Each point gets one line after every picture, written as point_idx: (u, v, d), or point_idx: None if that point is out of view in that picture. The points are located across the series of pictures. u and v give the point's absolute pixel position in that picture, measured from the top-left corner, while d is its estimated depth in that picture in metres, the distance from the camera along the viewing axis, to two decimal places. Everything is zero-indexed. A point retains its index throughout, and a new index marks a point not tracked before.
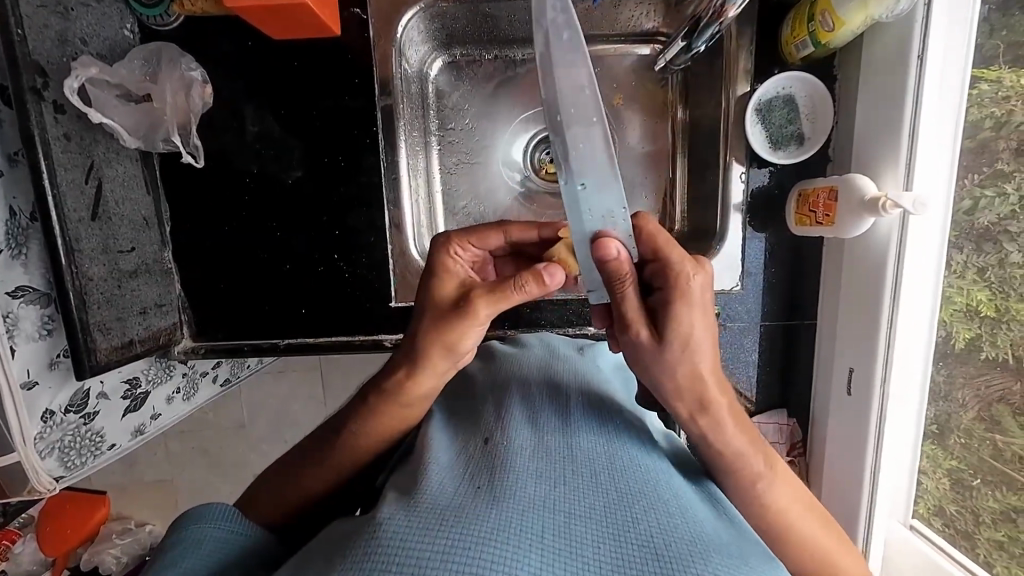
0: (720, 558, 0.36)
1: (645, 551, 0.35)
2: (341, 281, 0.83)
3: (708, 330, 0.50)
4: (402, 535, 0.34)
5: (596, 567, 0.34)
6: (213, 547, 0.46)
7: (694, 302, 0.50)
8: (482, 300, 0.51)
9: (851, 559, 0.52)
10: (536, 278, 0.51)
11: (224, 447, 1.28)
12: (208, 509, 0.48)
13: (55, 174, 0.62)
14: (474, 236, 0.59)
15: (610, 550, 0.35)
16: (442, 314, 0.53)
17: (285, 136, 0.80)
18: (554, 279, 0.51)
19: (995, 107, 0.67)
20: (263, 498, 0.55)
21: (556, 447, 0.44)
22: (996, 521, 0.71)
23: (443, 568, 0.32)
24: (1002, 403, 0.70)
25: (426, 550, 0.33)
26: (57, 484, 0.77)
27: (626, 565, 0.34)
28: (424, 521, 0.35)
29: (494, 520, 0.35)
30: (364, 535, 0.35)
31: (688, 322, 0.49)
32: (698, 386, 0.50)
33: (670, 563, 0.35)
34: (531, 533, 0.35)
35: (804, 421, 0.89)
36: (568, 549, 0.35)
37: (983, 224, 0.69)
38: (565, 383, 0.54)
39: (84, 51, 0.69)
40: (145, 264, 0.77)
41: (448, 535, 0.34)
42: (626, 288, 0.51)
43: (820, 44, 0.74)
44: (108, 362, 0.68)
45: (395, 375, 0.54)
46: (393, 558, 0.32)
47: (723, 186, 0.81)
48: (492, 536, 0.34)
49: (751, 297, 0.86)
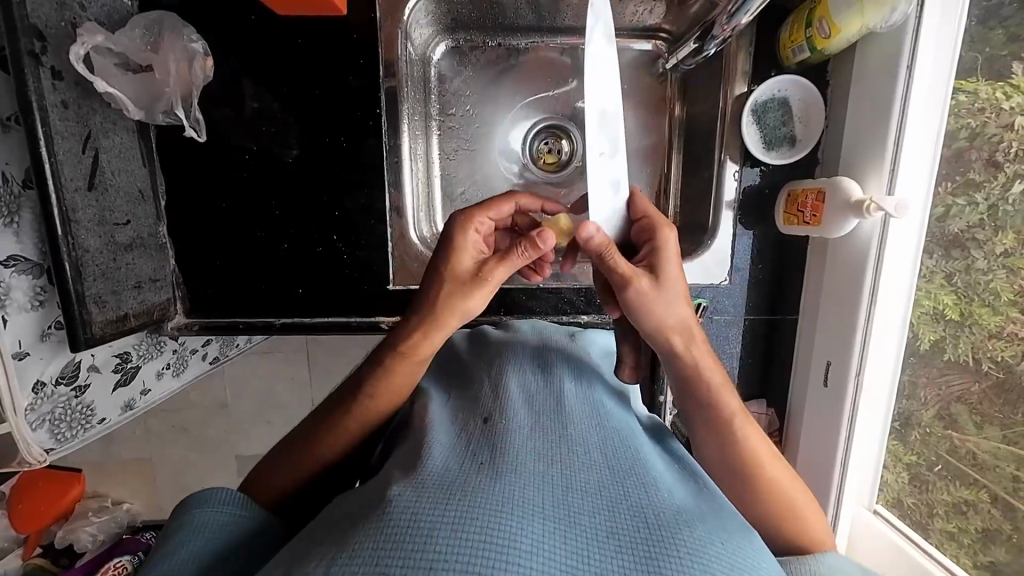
0: (706, 528, 0.38)
1: (637, 520, 0.38)
2: (338, 262, 0.83)
3: (675, 278, 0.56)
4: (408, 510, 0.35)
5: (593, 535, 0.36)
6: (217, 529, 0.46)
7: (667, 254, 0.57)
8: (496, 266, 0.55)
9: (818, 520, 0.54)
10: (534, 240, 0.55)
11: (208, 425, 1.27)
12: (214, 493, 0.49)
13: (53, 141, 0.60)
14: (492, 210, 0.60)
15: (604, 518, 0.37)
16: (456, 278, 0.55)
17: (285, 113, 0.79)
18: (547, 241, 0.56)
19: (970, 118, 0.71)
20: (258, 481, 0.56)
21: (552, 425, 0.46)
22: (949, 513, 0.76)
23: (450, 539, 0.33)
24: (962, 402, 0.75)
25: (433, 522, 0.34)
26: (48, 455, 0.76)
27: (619, 532, 0.36)
28: (429, 497, 0.36)
29: (497, 494, 0.37)
30: (372, 511, 0.36)
31: (669, 265, 0.57)
32: (681, 328, 0.55)
33: (661, 530, 0.37)
34: (530, 505, 0.37)
35: (781, 411, 0.93)
36: (567, 518, 0.37)
37: (953, 232, 0.74)
38: (557, 365, 0.56)
39: (83, 16, 0.66)
40: (140, 238, 0.76)
41: (454, 509, 0.35)
42: (616, 257, 0.56)
43: (816, 49, 0.76)
44: (103, 336, 0.67)
45: (413, 337, 0.54)
46: (403, 530, 0.34)
47: (716, 184, 0.84)
48: (496, 508, 0.35)
49: (737, 291, 0.90)
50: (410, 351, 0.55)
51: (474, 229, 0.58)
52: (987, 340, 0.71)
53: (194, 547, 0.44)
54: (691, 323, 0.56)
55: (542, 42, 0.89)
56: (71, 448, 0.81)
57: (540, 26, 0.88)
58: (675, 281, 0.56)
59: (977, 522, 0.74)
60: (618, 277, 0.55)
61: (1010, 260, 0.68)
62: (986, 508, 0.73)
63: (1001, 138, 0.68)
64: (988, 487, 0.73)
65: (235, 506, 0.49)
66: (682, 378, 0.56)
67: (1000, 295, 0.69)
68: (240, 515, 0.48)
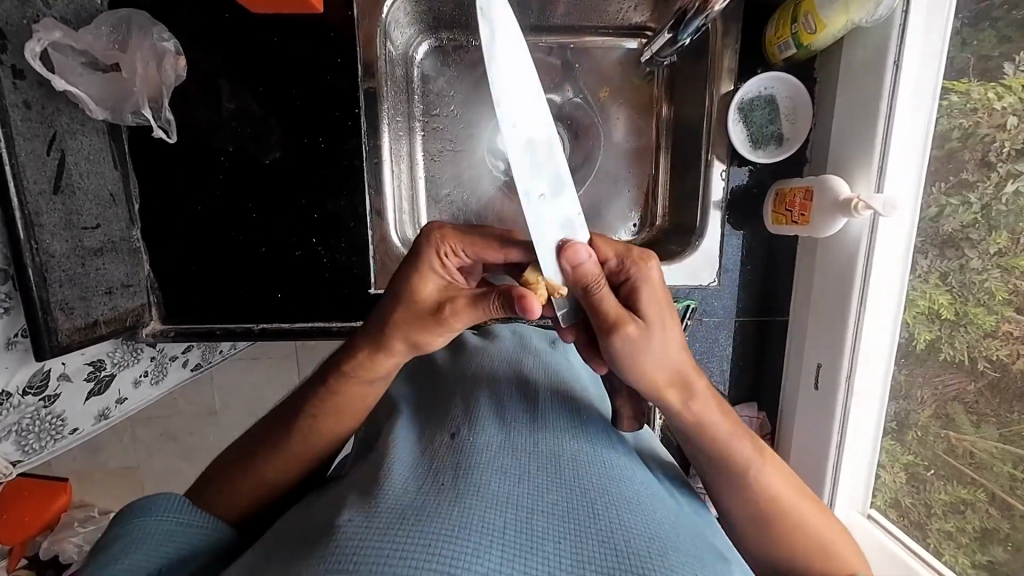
0: (678, 557, 0.37)
1: (605, 546, 0.36)
2: (319, 265, 0.81)
3: (672, 322, 0.49)
4: (360, 534, 0.34)
5: (556, 563, 0.34)
6: (159, 539, 0.45)
7: (658, 294, 0.49)
8: (461, 311, 0.48)
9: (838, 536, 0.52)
10: (507, 294, 0.46)
11: (193, 433, 1.25)
12: (154, 503, 0.48)
13: (14, 142, 0.59)
14: (469, 243, 0.52)
15: (569, 545, 0.36)
16: (415, 320, 0.49)
17: (262, 114, 0.77)
18: (530, 310, 0.46)
19: (963, 118, 0.70)
20: (209, 495, 0.53)
21: (522, 443, 0.44)
22: (947, 513, 0.75)
23: (400, 566, 0.32)
24: (957, 401, 0.73)
25: (382, 551, 0.32)
26: (14, 468, 0.77)
27: (585, 560, 0.35)
28: (383, 521, 0.35)
29: (455, 519, 0.35)
30: (322, 537, 0.35)
31: (655, 312, 0.48)
32: (675, 374, 0.49)
33: (629, 558, 0.35)
34: (490, 531, 0.35)
35: (773, 414, 0.92)
36: (529, 545, 0.35)
37: (947, 232, 0.73)
38: (534, 380, 0.54)
39: (46, 13, 0.65)
40: (111, 242, 0.74)
41: (407, 536, 0.34)
42: (602, 294, 0.48)
43: (803, 45, 0.75)
44: (70, 343, 0.65)
45: (367, 365, 0.51)
46: (350, 558, 0.32)
47: (705, 184, 0.83)
48: (452, 537, 0.34)
49: (728, 293, 0.88)
50: (355, 372, 0.52)
51: (442, 257, 0.50)
52: (983, 339, 0.70)
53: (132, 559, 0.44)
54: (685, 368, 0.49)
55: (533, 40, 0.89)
56: (40, 459, 0.80)
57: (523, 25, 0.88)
58: (671, 327, 0.48)
59: (974, 521, 0.72)
60: (603, 321, 0.47)
61: (1003, 260, 0.68)
62: (983, 508, 0.71)
63: (993, 138, 0.68)
64: (985, 486, 0.71)
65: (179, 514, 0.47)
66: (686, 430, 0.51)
67: (994, 294, 0.68)
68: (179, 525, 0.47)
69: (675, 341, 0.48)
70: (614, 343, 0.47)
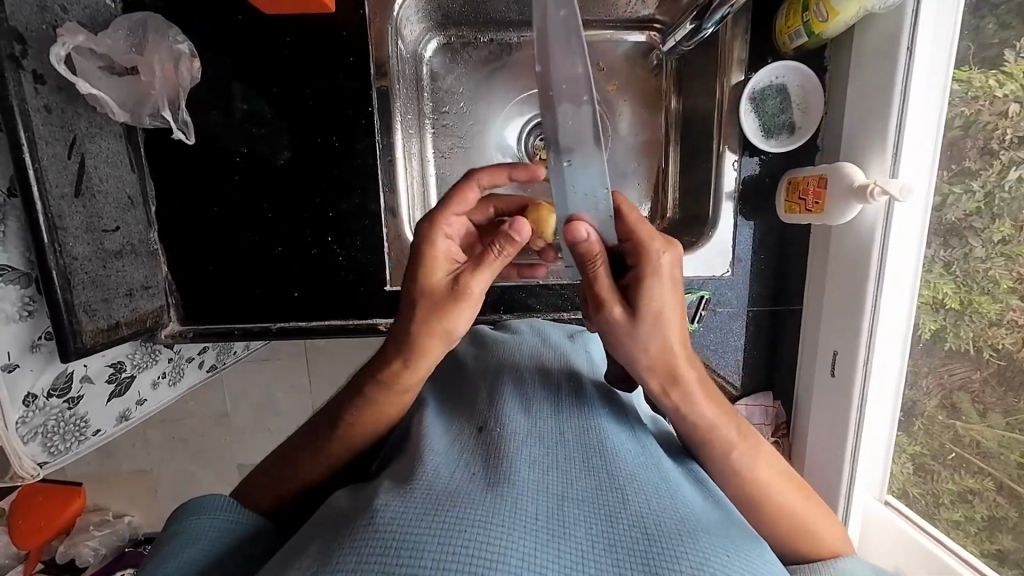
0: (708, 536, 0.37)
1: (635, 529, 0.37)
2: (335, 264, 0.82)
3: (671, 315, 0.49)
4: (395, 521, 0.34)
5: (588, 547, 0.35)
6: (209, 539, 0.46)
7: (666, 284, 0.49)
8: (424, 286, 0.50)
9: (827, 524, 0.52)
10: (506, 237, 0.50)
11: (207, 436, 1.25)
12: (199, 503, 0.49)
13: (36, 146, 0.59)
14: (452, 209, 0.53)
15: (601, 531, 0.36)
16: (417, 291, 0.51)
17: (276, 115, 0.78)
18: (521, 233, 0.50)
19: (964, 107, 0.70)
20: (254, 487, 0.55)
21: (549, 432, 0.45)
22: (955, 502, 0.75)
23: (437, 550, 0.32)
24: (964, 391, 0.74)
25: (419, 534, 0.33)
26: (43, 469, 0.76)
27: (617, 544, 0.35)
28: (419, 506, 0.36)
29: (487, 505, 0.36)
30: (359, 520, 0.36)
31: (657, 302, 0.48)
32: (665, 362, 0.49)
33: (661, 541, 0.36)
34: (523, 517, 0.36)
35: (787, 403, 0.92)
36: (562, 531, 0.36)
37: (949, 221, 0.73)
38: (556, 371, 0.55)
39: (64, 18, 0.66)
40: (130, 244, 0.75)
41: (443, 520, 0.34)
42: (596, 269, 0.50)
43: (814, 34, 0.75)
44: (94, 345, 0.66)
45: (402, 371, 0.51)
46: (388, 542, 0.33)
47: (716, 176, 0.83)
48: (487, 522, 0.34)
49: (740, 282, 0.88)
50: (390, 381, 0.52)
51: (442, 236, 0.52)
52: (989, 328, 0.70)
53: (183, 556, 0.44)
54: (676, 356, 0.49)
55: (531, 36, 0.88)
56: (65, 460, 0.81)
57: (532, 20, 0.87)
58: (671, 317, 0.49)
59: (982, 510, 0.72)
60: (598, 298, 0.50)
61: (1006, 247, 0.68)
62: (991, 496, 0.72)
63: (995, 126, 0.68)
64: (993, 475, 0.71)
65: (228, 512, 0.49)
66: (674, 414, 0.51)
67: (998, 283, 0.69)
68: (224, 528, 0.48)
69: (669, 332, 0.49)
70: (603, 320, 0.50)
